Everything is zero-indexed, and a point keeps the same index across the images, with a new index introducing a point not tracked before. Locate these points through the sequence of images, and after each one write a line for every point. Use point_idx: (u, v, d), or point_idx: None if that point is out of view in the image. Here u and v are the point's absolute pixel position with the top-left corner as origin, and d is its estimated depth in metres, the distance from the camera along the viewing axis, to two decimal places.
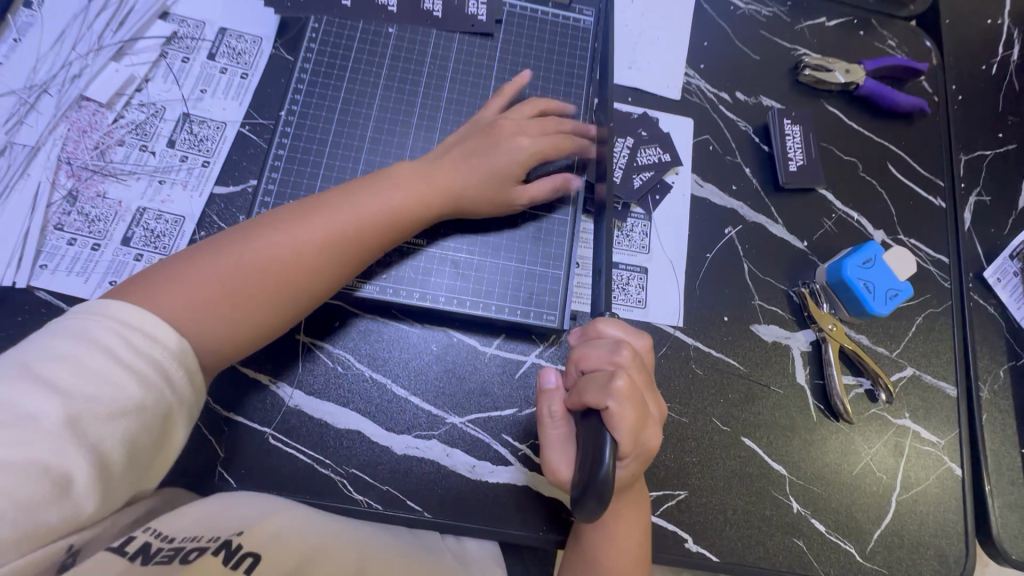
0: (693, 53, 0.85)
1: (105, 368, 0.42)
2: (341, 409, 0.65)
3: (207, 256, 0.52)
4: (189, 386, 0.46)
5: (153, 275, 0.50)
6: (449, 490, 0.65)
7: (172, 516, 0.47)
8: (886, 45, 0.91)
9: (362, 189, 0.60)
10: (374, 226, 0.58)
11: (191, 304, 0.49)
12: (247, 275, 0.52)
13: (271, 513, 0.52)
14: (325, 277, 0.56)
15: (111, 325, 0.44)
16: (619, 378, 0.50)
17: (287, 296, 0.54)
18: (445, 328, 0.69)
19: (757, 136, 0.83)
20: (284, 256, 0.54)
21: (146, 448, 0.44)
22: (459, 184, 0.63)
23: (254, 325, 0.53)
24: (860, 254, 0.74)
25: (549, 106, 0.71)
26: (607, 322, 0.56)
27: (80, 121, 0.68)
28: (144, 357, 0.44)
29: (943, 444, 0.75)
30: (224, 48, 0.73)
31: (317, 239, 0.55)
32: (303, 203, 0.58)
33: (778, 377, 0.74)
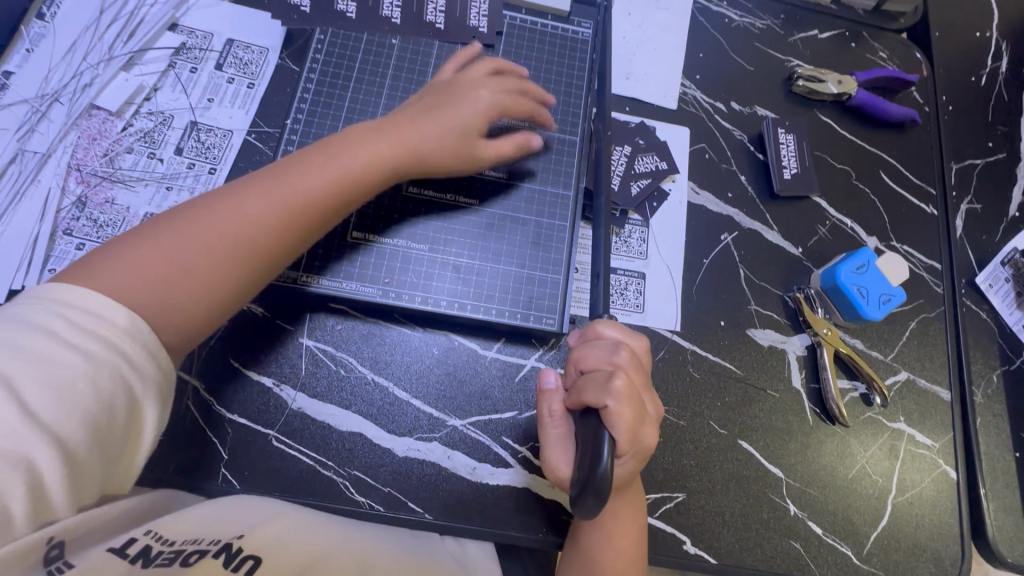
0: (689, 64, 0.87)
1: (54, 352, 0.42)
2: (344, 411, 0.66)
3: (152, 230, 0.52)
4: (151, 364, 0.47)
5: (99, 253, 0.50)
6: (450, 492, 0.65)
7: (174, 521, 0.49)
8: (878, 57, 0.93)
9: (313, 156, 0.59)
10: (325, 187, 0.58)
11: (138, 275, 0.49)
12: (194, 243, 0.52)
13: (270, 516, 0.53)
14: (277, 239, 0.56)
15: (60, 311, 0.44)
16: (618, 378, 0.51)
17: (239, 260, 0.54)
18: (447, 332, 0.70)
19: (752, 145, 0.85)
20: (231, 223, 0.54)
21: (112, 430, 0.44)
22: (414, 140, 0.63)
23: (207, 289, 0.52)
24: (854, 260, 0.76)
25: (505, 65, 0.71)
26: (607, 323, 0.57)
27: (90, 129, 0.69)
28: (92, 337, 0.44)
29: (938, 447, 0.76)
30: (231, 58, 0.75)
31: (265, 203, 0.55)
32: (250, 175, 0.58)
33: (774, 381, 0.75)
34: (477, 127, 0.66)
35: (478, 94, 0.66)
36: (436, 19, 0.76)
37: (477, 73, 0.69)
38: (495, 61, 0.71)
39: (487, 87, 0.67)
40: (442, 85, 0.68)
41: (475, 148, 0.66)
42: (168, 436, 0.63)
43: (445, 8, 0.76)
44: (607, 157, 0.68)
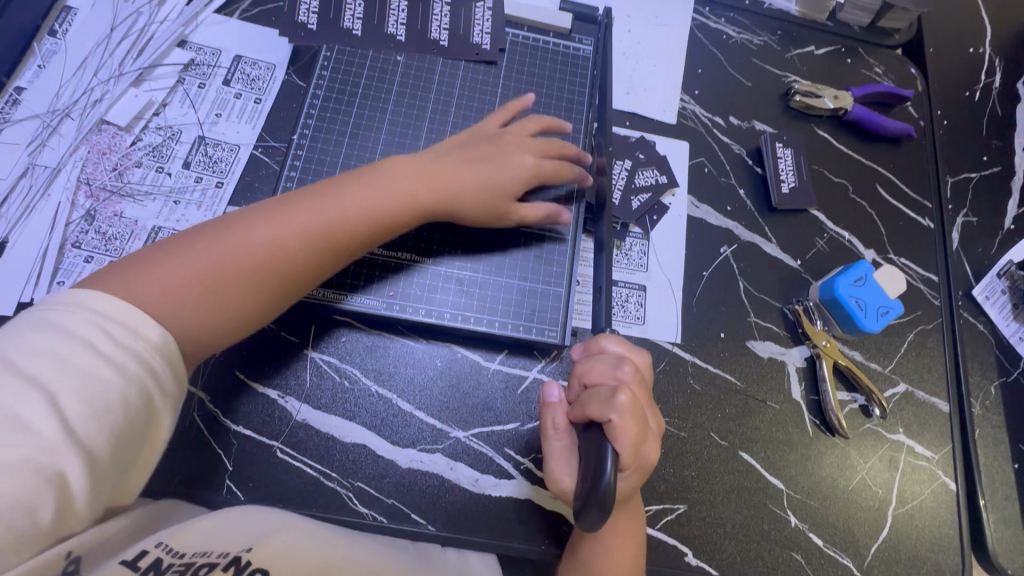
0: (688, 80, 0.89)
1: (83, 362, 0.44)
2: (347, 422, 0.67)
3: (187, 245, 0.54)
4: (172, 377, 0.49)
5: (134, 261, 0.52)
6: (453, 503, 0.66)
7: (185, 531, 0.49)
8: (873, 73, 0.95)
9: (351, 184, 0.61)
10: (355, 220, 0.59)
11: (167, 289, 0.51)
12: (224, 263, 0.54)
13: (277, 526, 0.53)
14: (302, 267, 0.57)
15: (89, 320, 0.46)
16: (622, 393, 0.51)
17: (262, 284, 0.56)
18: (450, 344, 0.71)
19: (750, 159, 0.86)
20: (261, 245, 0.55)
21: (132, 436, 0.46)
22: (449, 189, 0.65)
23: (230, 311, 0.54)
24: (851, 272, 0.77)
25: (552, 124, 0.74)
26: (609, 338, 0.58)
27: (100, 143, 0.70)
28: (120, 349, 0.46)
29: (937, 458, 0.77)
30: (239, 74, 0.76)
31: (295, 229, 0.57)
32: (286, 197, 0.60)
33: (774, 393, 0.76)
34: (512, 190, 0.68)
35: (523, 156, 0.69)
36: (440, 36, 0.78)
37: (521, 130, 0.71)
38: (540, 116, 0.74)
39: (530, 147, 0.70)
40: (486, 136, 0.70)
41: (509, 207, 0.68)
42: (173, 447, 0.63)
43: (449, 26, 0.78)
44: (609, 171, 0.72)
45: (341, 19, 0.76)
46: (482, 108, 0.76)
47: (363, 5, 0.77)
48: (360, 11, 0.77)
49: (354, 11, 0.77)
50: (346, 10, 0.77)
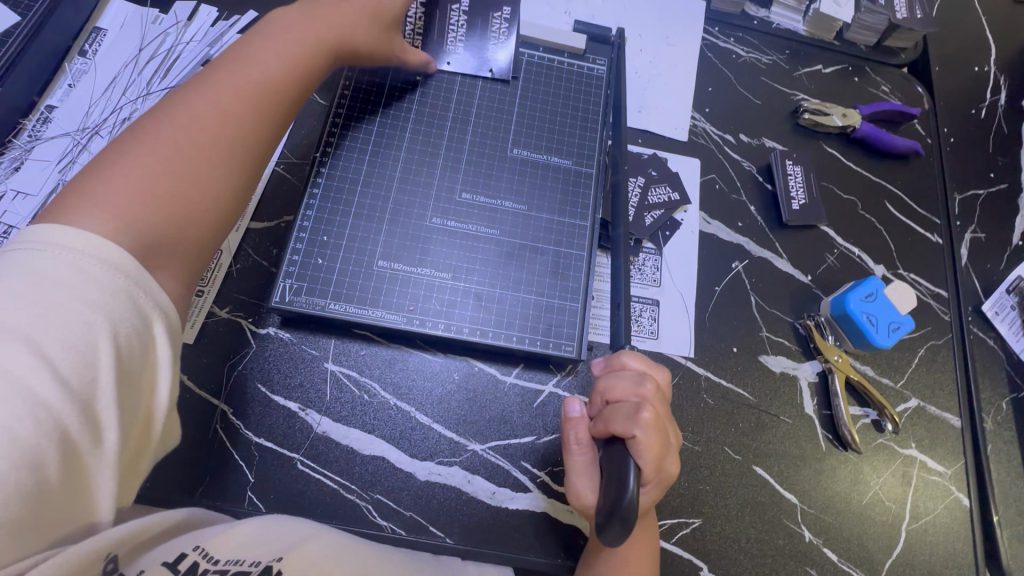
0: (698, 98, 0.91)
1: (61, 302, 0.41)
2: (367, 435, 0.68)
3: (121, 146, 0.51)
4: (159, 307, 0.46)
5: (73, 183, 0.49)
6: (471, 516, 0.67)
7: (222, 532, 0.50)
8: (880, 91, 0.97)
9: (249, 51, 0.61)
10: (278, 72, 0.60)
11: (133, 185, 0.49)
12: (178, 144, 0.52)
13: (308, 537, 0.52)
14: (257, 129, 0.58)
15: (62, 256, 0.42)
16: (644, 410, 0.52)
17: (228, 154, 0.55)
18: (466, 358, 0.72)
19: (761, 176, 0.88)
20: (201, 124, 0.54)
21: (127, 381, 0.43)
22: (342, 25, 0.67)
23: (209, 186, 0.53)
24: (863, 288, 0.78)
25: None
26: (630, 355, 0.58)
27: None
28: (99, 282, 0.42)
29: (949, 474, 0.77)
30: None
31: (223, 102, 0.56)
32: (188, 83, 0.58)
33: (786, 407, 0.77)
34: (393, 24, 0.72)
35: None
36: (456, 49, 0.79)
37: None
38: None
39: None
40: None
41: (394, 31, 0.72)
42: (196, 459, 0.64)
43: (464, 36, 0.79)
44: (624, 190, 0.73)
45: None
46: (499, 127, 0.78)
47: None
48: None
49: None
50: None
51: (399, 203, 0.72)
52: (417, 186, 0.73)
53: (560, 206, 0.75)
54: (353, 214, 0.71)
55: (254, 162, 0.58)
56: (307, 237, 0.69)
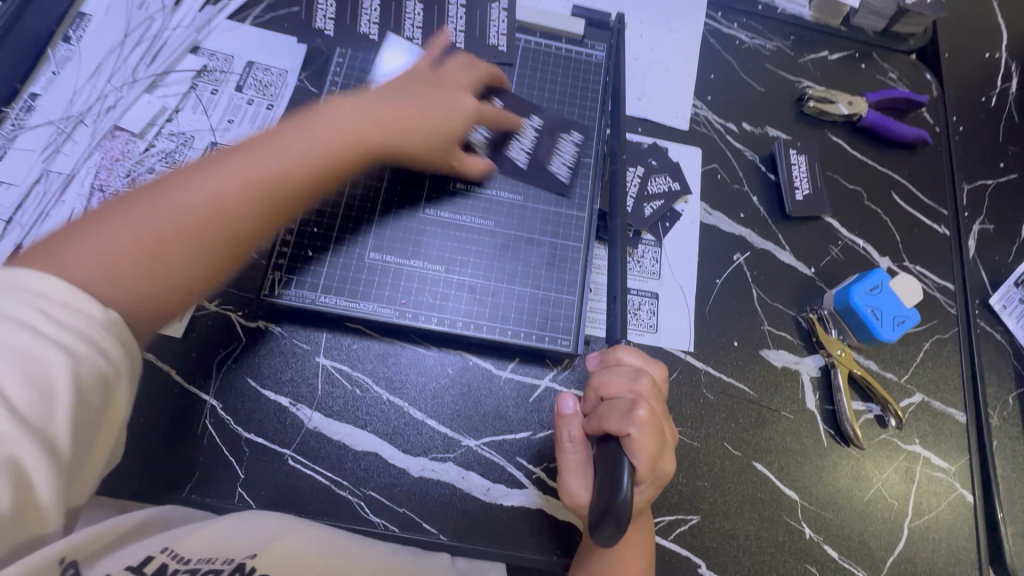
0: (700, 85, 0.88)
1: (22, 343, 0.39)
2: (359, 430, 0.66)
3: (113, 214, 0.49)
4: (124, 348, 0.44)
5: (60, 237, 0.48)
6: (465, 513, 0.65)
7: (191, 536, 0.49)
8: (888, 78, 0.94)
9: (289, 133, 0.57)
10: (296, 168, 0.56)
11: (101, 256, 0.46)
12: (161, 225, 0.49)
13: (282, 534, 0.52)
14: (253, 224, 0.54)
15: (22, 297, 0.41)
16: (640, 407, 0.50)
17: (210, 244, 0.51)
18: (461, 352, 0.71)
19: (764, 166, 0.85)
20: (199, 200, 0.51)
21: (85, 415, 0.42)
22: (393, 126, 0.62)
23: (180, 271, 0.50)
24: (867, 281, 0.76)
25: (491, 75, 0.73)
26: (626, 350, 0.56)
27: (112, 149, 0.71)
28: (64, 324, 0.41)
29: (953, 470, 0.76)
30: (251, 80, 0.77)
31: (235, 180, 0.53)
32: (217, 155, 0.55)
33: (787, 403, 0.75)
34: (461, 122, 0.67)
35: (462, 87, 0.68)
36: (520, 158, 0.73)
37: (453, 64, 0.70)
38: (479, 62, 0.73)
39: (470, 74, 0.70)
40: (419, 76, 0.68)
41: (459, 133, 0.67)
42: (186, 454, 0.63)
43: (532, 151, 0.74)
44: (622, 179, 0.70)
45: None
46: None
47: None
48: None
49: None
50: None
51: (391, 193, 0.70)
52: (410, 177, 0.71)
53: (558, 197, 0.73)
54: (344, 205, 0.69)
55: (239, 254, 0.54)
56: (296, 228, 0.68)
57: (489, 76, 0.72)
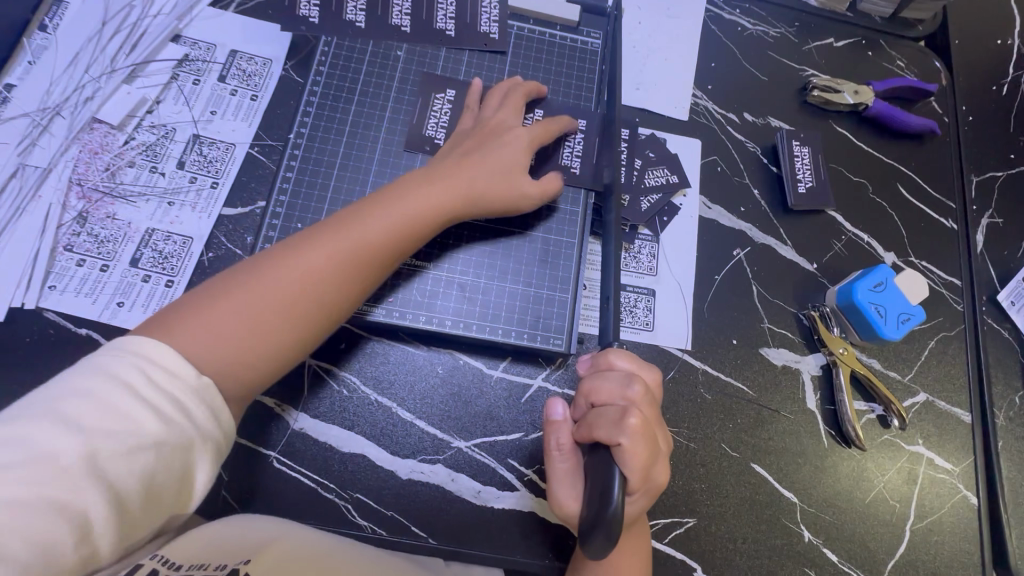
0: (700, 74, 0.85)
1: (125, 405, 0.45)
2: (346, 432, 0.65)
3: (217, 292, 0.54)
4: (210, 420, 0.49)
5: (171, 313, 0.52)
6: (454, 516, 0.64)
7: (183, 543, 0.50)
8: (895, 66, 0.91)
9: (371, 207, 0.59)
10: (376, 245, 0.58)
11: (215, 339, 0.51)
12: (259, 305, 0.53)
13: (274, 541, 0.53)
14: (338, 301, 0.57)
15: (136, 362, 0.47)
16: (632, 415, 0.48)
17: (301, 322, 0.55)
18: (451, 351, 0.69)
19: (766, 158, 0.83)
20: (294, 285, 0.54)
21: (162, 478, 0.46)
22: (463, 189, 0.62)
23: (273, 348, 0.54)
24: (871, 277, 0.73)
25: (532, 91, 0.71)
26: (618, 353, 0.54)
27: (91, 143, 0.69)
28: (161, 392, 0.47)
29: (957, 471, 0.74)
30: (235, 70, 0.74)
31: (327, 261, 0.56)
32: (306, 229, 0.58)
33: (787, 402, 0.73)
34: (519, 162, 0.66)
35: (516, 129, 0.67)
36: (572, 164, 0.71)
37: (494, 107, 0.69)
38: (518, 83, 0.71)
39: (514, 110, 0.69)
40: (470, 130, 0.67)
41: (521, 177, 0.66)
42: None
43: (582, 153, 0.72)
44: (617, 155, 0.68)
45: (423, 126, 0.70)
46: None
47: (450, 114, 0.71)
48: (445, 120, 0.71)
49: (438, 119, 0.71)
50: (428, 118, 0.71)
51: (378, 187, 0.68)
52: (397, 170, 0.69)
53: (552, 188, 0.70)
54: (329, 200, 0.67)
55: (325, 328, 0.57)
56: (279, 224, 0.66)
57: (530, 94, 0.71)
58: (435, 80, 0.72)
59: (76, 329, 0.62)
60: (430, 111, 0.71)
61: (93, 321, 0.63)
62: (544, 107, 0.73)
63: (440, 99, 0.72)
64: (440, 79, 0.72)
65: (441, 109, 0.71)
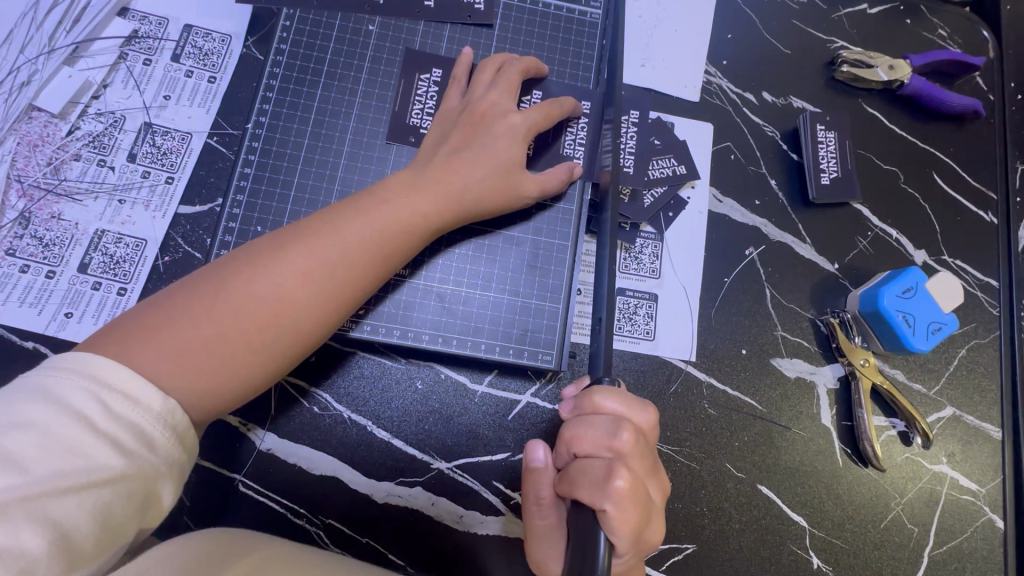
0: (714, 48, 0.76)
1: (74, 436, 0.38)
2: (317, 453, 0.60)
3: (177, 304, 0.45)
4: (179, 447, 0.42)
5: (123, 323, 0.44)
6: (435, 542, 0.60)
7: (140, 561, 0.43)
8: (937, 36, 0.80)
9: (354, 209, 0.51)
10: (360, 254, 0.50)
11: (170, 359, 0.43)
12: (225, 320, 0.45)
13: (248, 556, 0.47)
14: (320, 317, 0.49)
15: (84, 384, 0.39)
16: (618, 476, 0.44)
17: (273, 342, 0.47)
18: (432, 365, 0.63)
19: (785, 144, 0.74)
20: (265, 296, 0.46)
21: (120, 515, 0.39)
22: (453, 189, 0.55)
23: (240, 373, 0.46)
24: (900, 282, 0.66)
25: (529, 66, 0.62)
26: (605, 392, 0.48)
27: (31, 134, 0.62)
28: (119, 421, 0.39)
29: (984, 493, 0.68)
30: (190, 48, 0.66)
31: (303, 270, 0.48)
32: (281, 232, 0.50)
33: (799, 418, 0.67)
34: (517, 156, 0.58)
35: (511, 115, 0.58)
36: (574, 154, 0.63)
37: (485, 87, 0.60)
38: (514, 58, 0.62)
39: (507, 89, 0.59)
40: (457, 115, 0.59)
41: (519, 172, 0.58)
42: None
43: (586, 141, 0.64)
44: (616, 151, 0.59)
45: (406, 114, 0.63)
46: None
47: (437, 97, 0.63)
48: (431, 105, 0.63)
49: (424, 104, 0.63)
50: (412, 103, 0.63)
51: (347, 184, 0.61)
52: (369, 165, 0.62)
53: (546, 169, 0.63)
54: (293, 198, 0.60)
55: (302, 350, 0.49)
56: (238, 226, 0.59)
57: (529, 71, 0.62)
58: (418, 58, 0.64)
59: (19, 343, 0.57)
60: (414, 94, 0.63)
61: (38, 334, 0.58)
62: (543, 87, 0.65)
63: (425, 79, 0.64)
64: (426, 56, 0.64)
65: (426, 93, 0.63)
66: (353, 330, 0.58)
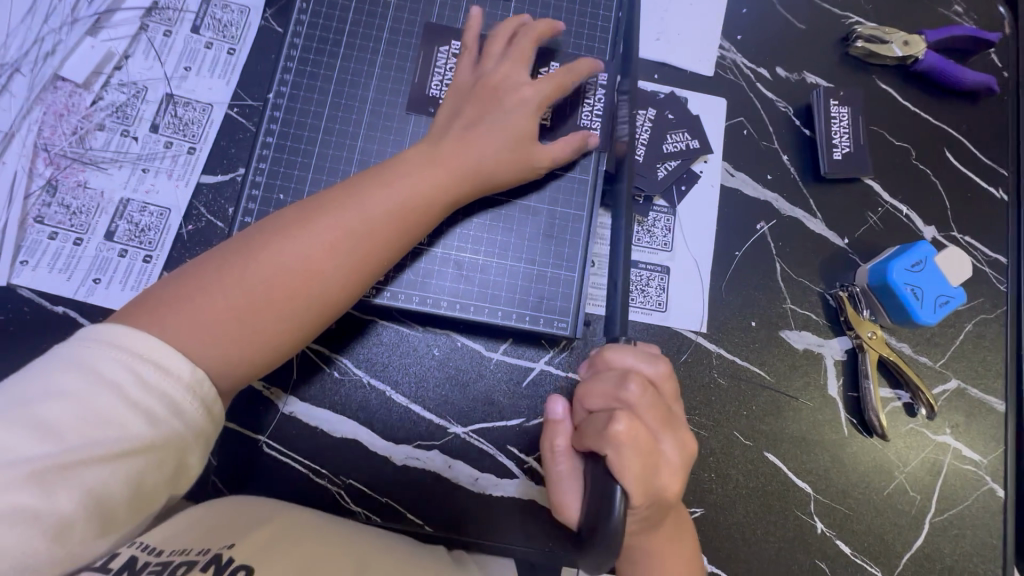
0: (729, 23, 0.76)
1: (107, 406, 0.39)
2: (338, 416, 0.62)
3: (208, 274, 0.47)
4: (206, 416, 0.44)
5: (153, 293, 0.46)
6: (451, 503, 0.62)
7: (164, 527, 0.44)
8: (952, 12, 0.80)
9: (375, 183, 0.53)
10: (382, 227, 0.51)
11: (202, 327, 0.45)
12: (254, 287, 0.47)
13: (267, 521, 0.49)
14: (344, 287, 0.50)
15: (115, 355, 0.41)
16: (619, 422, 0.47)
17: (302, 311, 0.49)
18: (448, 332, 0.65)
19: (797, 119, 0.74)
20: (291, 265, 0.48)
21: (151, 481, 0.41)
22: (471, 163, 0.56)
23: (268, 340, 0.48)
24: (910, 256, 0.67)
25: (544, 30, 0.62)
26: (618, 349, 0.52)
27: (55, 104, 0.63)
28: (150, 390, 0.41)
29: (986, 463, 0.69)
30: (209, 19, 0.67)
31: (328, 241, 0.49)
32: (305, 203, 0.51)
33: (806, 389, 0.69)
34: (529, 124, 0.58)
35: (523, 88, 0.59)
36: (591, 125, 0.64)
37: (496, 58, 0.60)
38: (525, 26, 0.62)
39: (518, 61, 0.60)
40: (470, 87, 0.59)
41: (533, 145, 0.59)
42: None
43: (603, 112, 0.65)
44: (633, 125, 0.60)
45: (425, 85, 0.63)
46: None
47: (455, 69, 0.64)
48: (450, 77, 0.64)
49: (442, 76, 0.64)
50: (431, 75, 0.64)
51: (367, 154, 0.62)
52: (388, 136, 0.63)
53: (562, 132, 0.64)
54: (313, 169, 0.61)
55: (327, 318, 0.51)
56: (260, 196, 0.60)
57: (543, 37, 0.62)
58: (438, 30, 0.65)
59: (50, 309, 0.59)
60: (433, 67, 0.64)
61: (67, 299, 0.60)
62: (559, 58, 0.66)
63: (444, 52, 0.64)
64: (444, 27, 0.65)
65: (445, 65, 0.64)
66: (374, 298, 0.59)
